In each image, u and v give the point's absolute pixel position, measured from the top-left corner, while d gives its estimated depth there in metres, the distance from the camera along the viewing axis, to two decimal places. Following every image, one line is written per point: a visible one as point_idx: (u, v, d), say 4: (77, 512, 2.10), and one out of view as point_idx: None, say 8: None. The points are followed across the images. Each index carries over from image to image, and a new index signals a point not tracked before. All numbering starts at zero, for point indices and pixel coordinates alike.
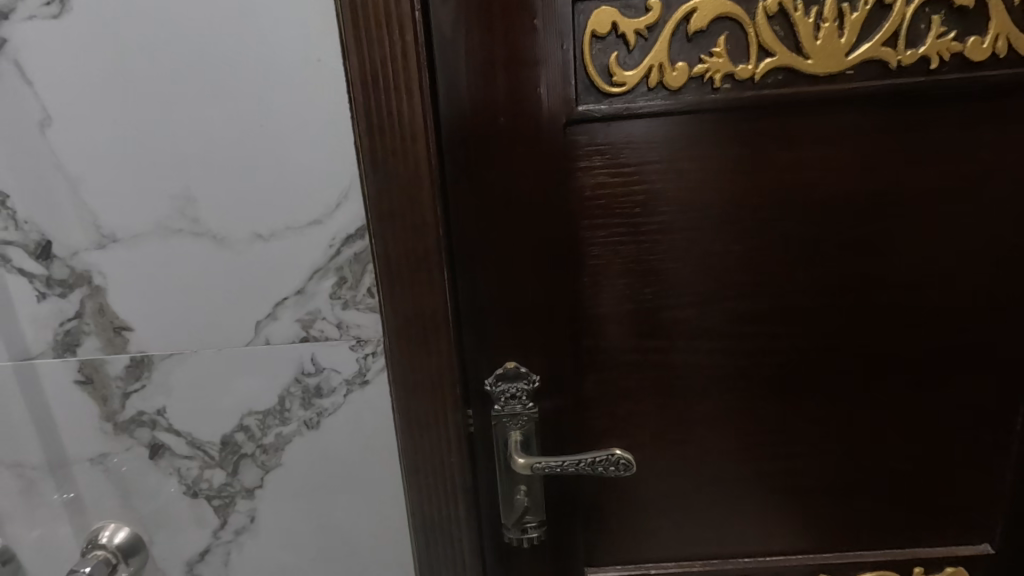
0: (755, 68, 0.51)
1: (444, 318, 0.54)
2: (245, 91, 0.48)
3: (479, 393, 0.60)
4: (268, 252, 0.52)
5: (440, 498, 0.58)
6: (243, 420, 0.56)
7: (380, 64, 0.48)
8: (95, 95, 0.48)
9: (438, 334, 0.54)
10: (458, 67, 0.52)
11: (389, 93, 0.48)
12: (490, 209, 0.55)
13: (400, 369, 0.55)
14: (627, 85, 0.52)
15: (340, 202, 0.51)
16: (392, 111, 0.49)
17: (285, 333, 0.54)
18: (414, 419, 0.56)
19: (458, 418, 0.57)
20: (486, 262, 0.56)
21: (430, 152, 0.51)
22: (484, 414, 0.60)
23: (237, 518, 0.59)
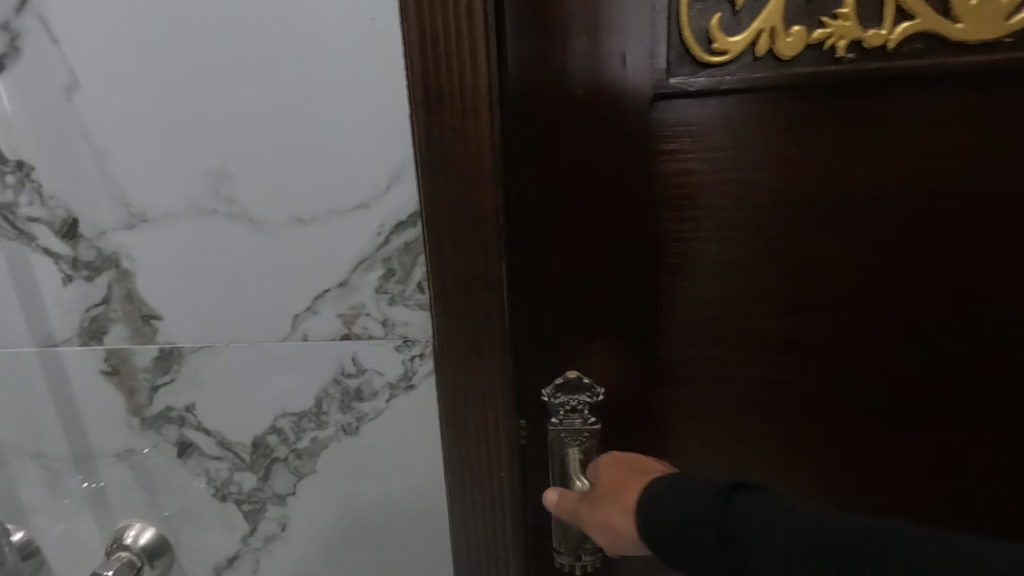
0: (890, 33, 0.43)
1: (502, 321, 0.47)
2: (291, 54, 0.42)
3: (535, 405, 0.53)
4: (309, 238, 0.46)
5: (487, 519, 0.52)
6: (276, 422, 0.51)
7: (444, 24, 0.41)
8: (126, 57, 0.43)
9: (496, 339, 0.48)
10: (532, 34, 0.45)
11: (450, 56, 0.42)
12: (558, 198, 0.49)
13: (450, 374, 0.48)
14: (730, 54, 0.44)
15: (391, 183, 0.44)
16: (453, 77, 0.42)
17: (325, 329, 0.48)
18: (464, 431, 0.50)
19: (513, 434, 0.50)
20: (551, 257, 0.50)
21: (494, 125, 0.43)
22: (538, 431, 0.54)
23: (268, 525, 0.55)
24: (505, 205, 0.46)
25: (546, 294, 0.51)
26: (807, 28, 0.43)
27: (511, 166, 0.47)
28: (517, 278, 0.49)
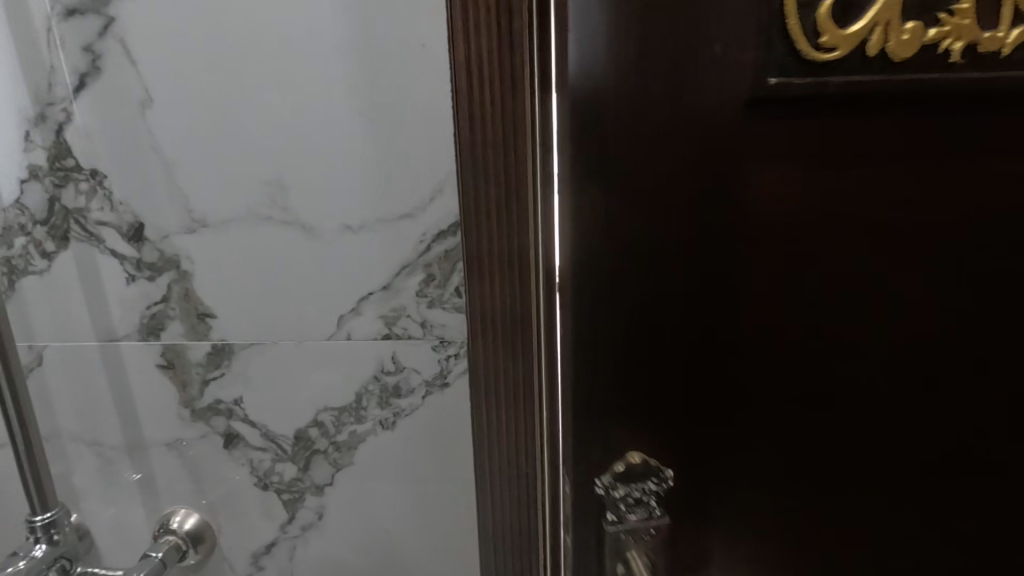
0: (1003, 37, 0.45)
1: (533, 334, 0.51)
2: (348, 77, 0.46)
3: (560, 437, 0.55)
4: (357, 244, 0.50)
5: (514, 512, 0.55)
6: (318, 416, 0.55)
7: (490, 47, 0.44)
8: (197, 78, 0.47)
9: (528, 353, 0.51)
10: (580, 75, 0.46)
11: (495, 82, 0.45)
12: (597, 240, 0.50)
13: (482, 375, 0.51)
14: (840, 50, 0.45)
15: (435, 195, 0.48)
16: (496, 102, 0.45)
17: (368, 329, 0.52)
18: (493, 430, 0.53)
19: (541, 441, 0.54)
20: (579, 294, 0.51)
21: (535, 147, 0.47)
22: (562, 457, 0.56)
23: (306, 514, 0.58)
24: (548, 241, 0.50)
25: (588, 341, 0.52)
26: (922, 26, 0.45)
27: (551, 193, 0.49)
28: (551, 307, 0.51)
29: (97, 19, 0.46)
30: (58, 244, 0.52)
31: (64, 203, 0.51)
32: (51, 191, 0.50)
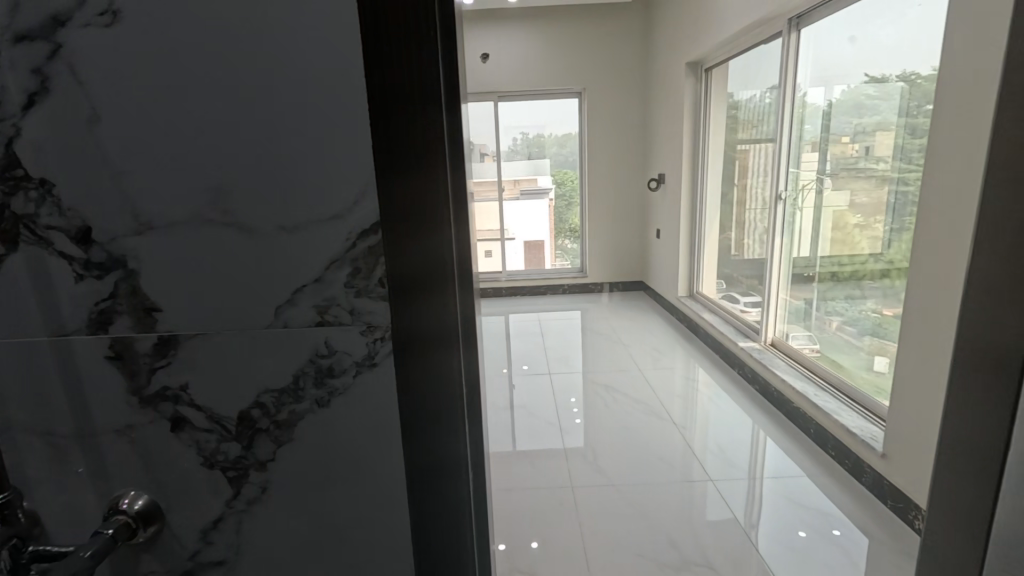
0: None
1: (450, 312, 0.61)
2: (278, 98, 0.53)
3: (472, 393, 0.66)
4: (290, 242, 0.57)
5: (440, 472, 0.64)
6: (259, 398, 0.61)
7: (402, 79, 0.54)
8: (139, 97, 0.53)
9: (445, 324, 0.61)
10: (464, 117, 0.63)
11: (406, 105, 0.54)
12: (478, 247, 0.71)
13: (406, 353, 0.60)
14: None
15: (358, 198, 0.56)
16: (407, 121, 0.55)
17: (303, 318, 0.59)
18: (415, 400, 0.62)
19: (461, 400, 0.63)
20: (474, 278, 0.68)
21: (445, 158, 0.57)
22: (473, 410, 0.66)
23: (250, 489, 0.64)
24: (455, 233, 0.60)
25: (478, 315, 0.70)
26: None
27: (454, 194, 0.60)
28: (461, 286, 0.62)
29: (46, 45, 0.52)
30: (7, 248, 0.56)
31: (15, 209, 0.56)
32: (2, 199, 0.55)
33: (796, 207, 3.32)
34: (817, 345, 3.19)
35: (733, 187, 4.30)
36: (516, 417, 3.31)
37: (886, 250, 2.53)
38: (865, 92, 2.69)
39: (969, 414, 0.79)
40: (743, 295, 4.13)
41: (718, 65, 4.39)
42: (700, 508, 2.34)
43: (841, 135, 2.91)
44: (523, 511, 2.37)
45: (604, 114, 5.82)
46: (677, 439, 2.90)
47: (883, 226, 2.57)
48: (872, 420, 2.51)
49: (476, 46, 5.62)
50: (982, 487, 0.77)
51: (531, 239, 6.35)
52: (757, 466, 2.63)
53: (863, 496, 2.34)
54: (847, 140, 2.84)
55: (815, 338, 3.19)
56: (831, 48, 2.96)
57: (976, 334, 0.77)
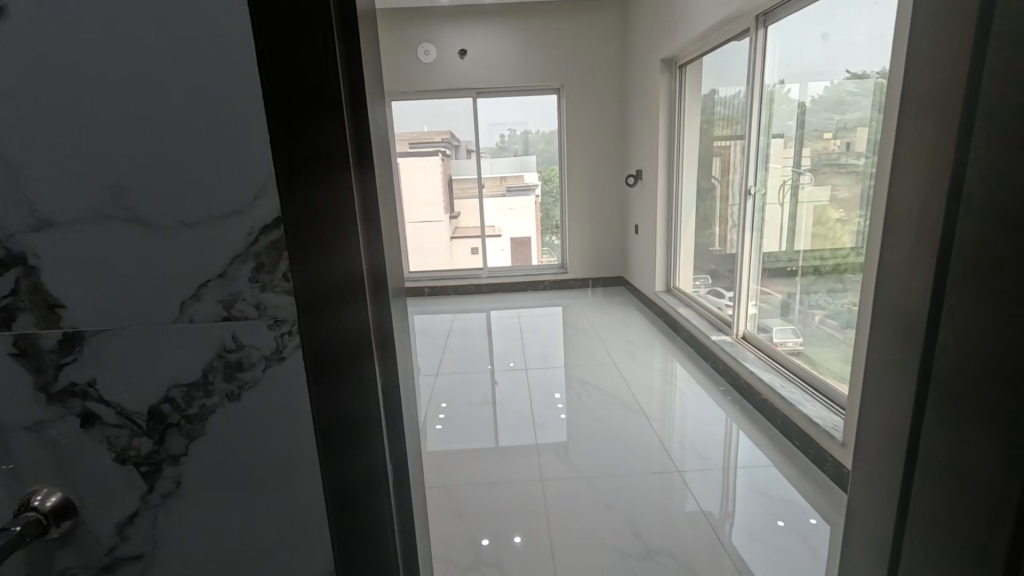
0: None
1: (361, 307, 0.63)
2: (171, 95, 0.54)
3: (389, 387, 0.69)
4: (192, 238, 0.57)
5: (357, 465, 0.67)
6: (169, 392, 0.62)
7: (307, 83, 0.56)
8: (32, 94, 0.53)
9: (358, 319, 0.63)
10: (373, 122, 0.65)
11: (306, 111, 0.57)
12: (396, 244, 0.74)
13: (314, 348, 0.62)
14: None
15: (258, 194, 0.56)
16: (307, 125, 0.57)
17: (208, 312, 0.60)
18: (325, 393, 0.63)
19: (375, 394, 0.66)
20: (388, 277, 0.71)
21: (349, 162, 0.60)
22: (390, 403, 0.69)
23: (164, 484, 0.65)
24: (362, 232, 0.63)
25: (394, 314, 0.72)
26: None
27: (362, 196, 0.62)
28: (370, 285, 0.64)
29: None
30: None
31: None
32: None
33: (767, 202, 3.39)
34: (801, 339, 3.10)
35: (710, 182, 4.33)
36: (494, 413, 3.33)
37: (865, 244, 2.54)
38: (846, 89, 2.66)
39: (879, 404, 0.82)
40: (726, 291, 4.05)
41: (692, 61, 4.42)
42: (669, 499, 2.38)
43: (821, 131, 2.89)
44: (495, 506, 2.39)
45: (583, 110, 5.84)
46: (648, 432, 2.95)
47: (857, 219, 2.62)
48: (833, 409, 2.56)
49: (454, 41, 5.61)
50: (892, 474, 0.80)
51: (517, 235, 6.36)
52: (729, 459, 2.67)
53: (824, 484, 2.40)
54: (829, 137, 2.82)
55: (797, 333, 3.13)
56: (800, 46, 3.01)
57: (886, 324, 0.79)
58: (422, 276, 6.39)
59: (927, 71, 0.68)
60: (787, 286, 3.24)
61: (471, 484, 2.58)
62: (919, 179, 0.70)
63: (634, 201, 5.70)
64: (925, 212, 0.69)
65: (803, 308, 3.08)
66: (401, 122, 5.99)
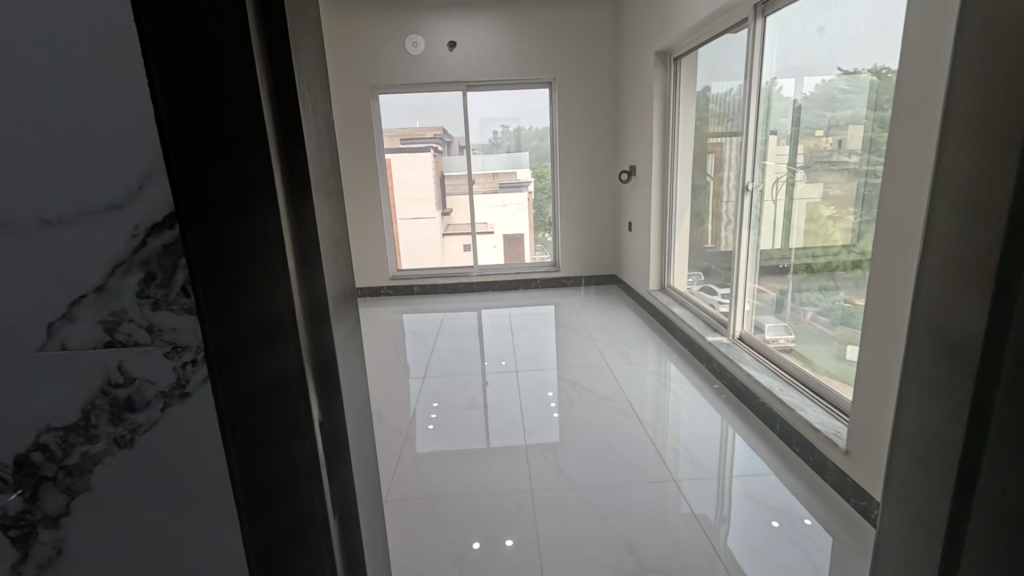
0: None
1: (289, 328, 0.48)
2: (31, 51, 0.41)
3: (333, 429, 0.55)
4: (58, 239, 0.44)
5: (292, 526, 0.53)
6: (40, 438, 0.48)
7: (201, 31, 0.42)
8: None
9: (287, 340, 0.48)
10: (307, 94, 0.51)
11: (206, 69, 0.42)
12: (344, 250, 0.62)
13: (228, 379, 0.48)
14: None
15: (142, 182, 0.43)
16: (209, 90, 0.43)
17: (85, 337, 0.46)
18: (245, 435, 0.50)
19: (314, 437, 0.51)
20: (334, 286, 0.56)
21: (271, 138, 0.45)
22: (335, 445, 0.55)
23: (42, 551, 0.51)
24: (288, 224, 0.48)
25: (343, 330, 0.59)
26: None
27: (284, 178, 0.47)
28: (300, 297, 0.49)
29: None
30: None
31: None
32: None
33: (764, 198, 3.27)
34: (793, 335, 3.03)
35: (705, 178, 4.21)
36: (484, 416, 3.20)
37: (858, 242, 2.46)
38: (839, 87, 2.57)
39: (915, 432, 0.68)
40: (721, 288, 3.94)
41: (686, 54, 4.29)
42: (664, 511, 2.26)
43: (813, 129, 2.81)
44: (479, 513, 2.30)
45: (576, 104, 5.71)
46: (643, 438, 2.82)
47: (847, 221, 2.52)
48: (836, 415, 2.45)
49: (443, 33, 5.46)
50: (931, 519, 0.66)
51: (510, 232, 6.22)
52: (726, 466, 2.56)
53: (826, 493, 2.29)
54: (821, 133, 2.74)
55: (789, 329, 3.06)
56: (797, 37, 2.90)
57: (915, 335, 0.68)
58: (412, 274, 6.23)
59: (968, 38, 0.56)
60: (779, 282, 3.15)
61: (454, 495, 2.44)
62: (963, 166, 0.58)
63: (628, 198, 5.57)
64: (974, 203, 0.57)
65: (794, 304, 3.01)
66: (394, 118, 5.82)
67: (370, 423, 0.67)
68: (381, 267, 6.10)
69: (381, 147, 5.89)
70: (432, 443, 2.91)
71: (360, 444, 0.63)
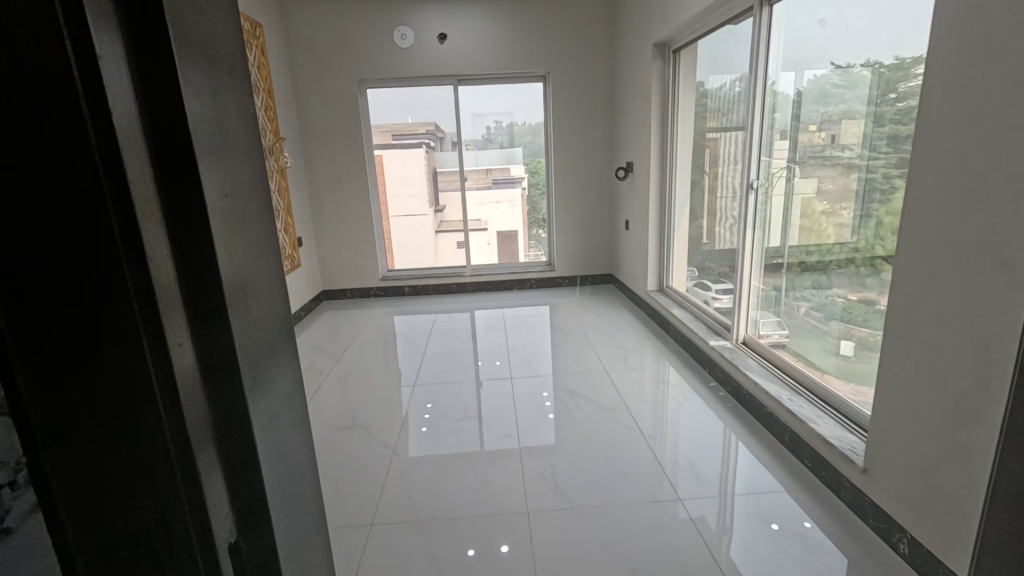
0: None
1: (160, 403, 0.43)
2: None
3: (242, 492, 0.51)
4: None
5: None
6: None
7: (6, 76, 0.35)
8: None
9: (149, 394, 0.42)
10: (215, 105, 0.47)
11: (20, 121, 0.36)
12: (276, 270, 0.58)
13: (81, 471, 0.42)
14: None
15: None
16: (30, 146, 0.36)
17: None
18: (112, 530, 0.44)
19: (208, 512, 0.47)
20: (253, 312, 0.51)
21: (133, 192, 0.40)
22: (246, 509, 0.51)
23: None
24: (161, 256, 0.42)
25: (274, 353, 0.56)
26: None
27: (165, 198, 0.42)
28: (177, 334, 0.44)
29: None
30: None
31: None
32: None
33: (769, 196, 3.11)
34: (786, 331, 3.06)
35: (703, 175, 4.05)
36: (478, 428, 3.02)
37: (854, 238, 2.44)
38: (832, 82, 2.54)
39: None
40: (714, 283, 3.92)
41: (685, 46, 4.13)
42: (666, 533, 2.11)
43: (809, 123, 2.75)
44: (473, 531, 2.17)
45: (570, 99, 5.54)
46: (643, 453, 2.66)
47: (851, 215, 2.46)
48: (849, 428, 2.31)
49: (433, 25, 5.26)
50: None
51: (504, 229, 6.05)
52: (726, 482, 2.42)
53: (843, 515, 2.14)
54: (816, 129, 2.69)
55: (784, 324, 3.07)
56: (804, 25, 2.74)
57: None
58: (403, 275, 6.05)
59: None
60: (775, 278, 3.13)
61: (443, 518, 2.26)
62: None
63: (624, 195, 5.42)
64: None
65: (787, 299, 3.03)
66: (384, 113, 5.62)
67: (306, 438, 0.64)
68: (370, 268, 5.91)
69: (370, 143, 5.68)
70: (425, 449, 2.82)
71: (292, 464, 0.60)
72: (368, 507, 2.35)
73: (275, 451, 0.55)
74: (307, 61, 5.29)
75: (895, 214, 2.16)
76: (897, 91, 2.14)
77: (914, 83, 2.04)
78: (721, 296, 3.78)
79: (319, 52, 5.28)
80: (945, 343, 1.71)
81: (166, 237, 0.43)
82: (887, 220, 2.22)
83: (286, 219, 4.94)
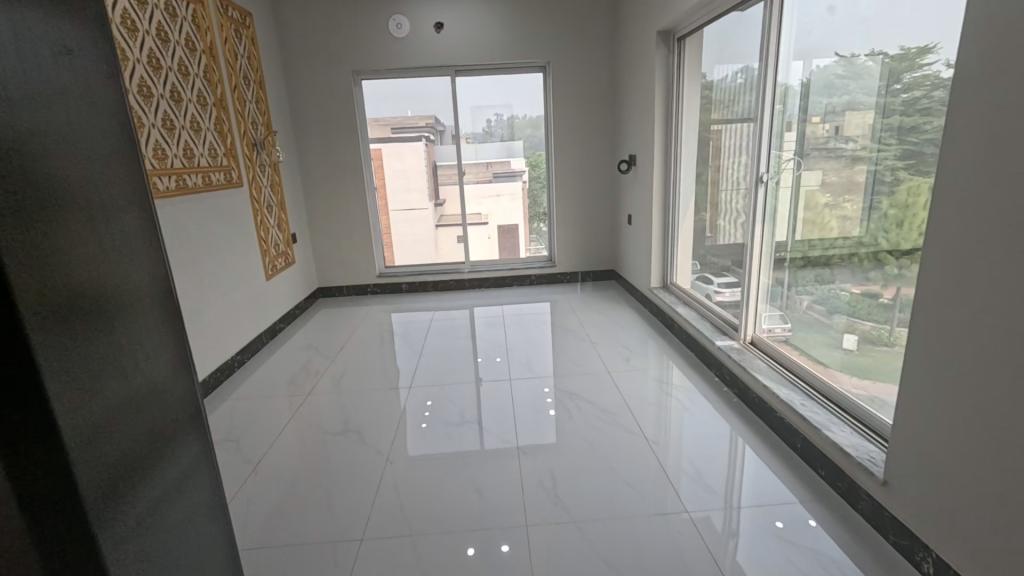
0: None
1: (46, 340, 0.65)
2: None
3: (93, 417, 0.71)
4: None
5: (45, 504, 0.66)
6: None
7: None
8: None
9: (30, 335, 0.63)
10: (71, 142, 0.69)
11: None
12: (145, 262, 0.82)
13: None
14: None
15: None
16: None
17: None
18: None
19: (69, 425, 0.67)
20: (108, 287, 0.75)
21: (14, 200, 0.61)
22: (96, 430, 0.72)
23: None
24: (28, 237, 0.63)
25: (143, 324, 0.81)
26: None
27: (38, 207, 0.65)
28: (56, 302, 0.66)
29: None
30: None
31: None
32: None
33: (780, 191, 2.96)
34: (789, 324, 2.98)
35: (707, 168, 3.91)
36: (477, 432, 2.91)
37: (857, 231, 2.38)
38: (835, 73, 2.46)
39: None
40: (716, 277, 3.84)
41: (691, 33, 3.96)
42: (673, 548, 1.99)
43: (811, 115, 2.67)
44: (465, 544, 2.07)
45: (571, 90, 5.38)
46: (648, 460, 2.54)
47: (857, 209, 2.36)
48: (868, 438, 2.18)
49: (428, 14, 5.10)
50: None
51: (504, 222, 5.91)
52: (732, 490, 2.31)
53: (860, 529, 2.02)
54: (818, 120, 2.61)
55: (785, 318, 3.00)
56: (815, 9, 2.58)
57: None
58: (401, 271, 5.92)
59: None
60: (776, 272, 3.05)
61: (437, 531, 2.15)
62: None
63: (627, 189, 5.28)
64: None
65: (789, 292, 2.95)
66: (380, 105, 5.47)
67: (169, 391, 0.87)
68: (367, 264, 5.79)
69: (366, 137, 5.54)
70: (421, 447, 2.77)
71: (161, 402, 0.85)
72: (360, 517, 2.26)
73: (125, 385, 0.77)
74: (300, 52, 5.14)
75: (900, 207, 2.11)
76: (902, 82, 2.08)
77: (919, 73, 2.00)
78: (725, 291, 3.70)
79: (312, 43, 5.12)
80: (976, 353, 1.58)
81: (36, 226, 0.64)
82: (890, 212, 2.17)
83: (279, 215, 4.83)
